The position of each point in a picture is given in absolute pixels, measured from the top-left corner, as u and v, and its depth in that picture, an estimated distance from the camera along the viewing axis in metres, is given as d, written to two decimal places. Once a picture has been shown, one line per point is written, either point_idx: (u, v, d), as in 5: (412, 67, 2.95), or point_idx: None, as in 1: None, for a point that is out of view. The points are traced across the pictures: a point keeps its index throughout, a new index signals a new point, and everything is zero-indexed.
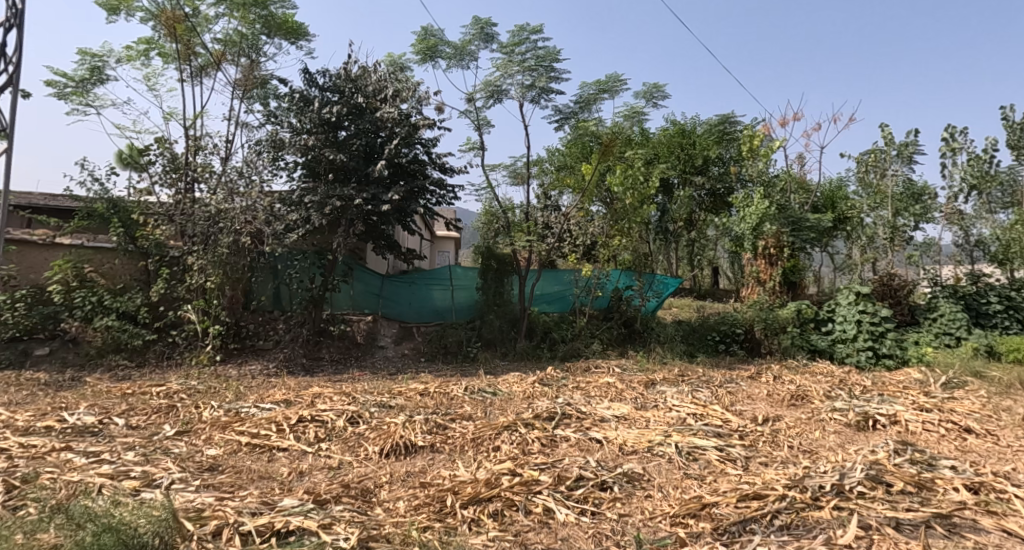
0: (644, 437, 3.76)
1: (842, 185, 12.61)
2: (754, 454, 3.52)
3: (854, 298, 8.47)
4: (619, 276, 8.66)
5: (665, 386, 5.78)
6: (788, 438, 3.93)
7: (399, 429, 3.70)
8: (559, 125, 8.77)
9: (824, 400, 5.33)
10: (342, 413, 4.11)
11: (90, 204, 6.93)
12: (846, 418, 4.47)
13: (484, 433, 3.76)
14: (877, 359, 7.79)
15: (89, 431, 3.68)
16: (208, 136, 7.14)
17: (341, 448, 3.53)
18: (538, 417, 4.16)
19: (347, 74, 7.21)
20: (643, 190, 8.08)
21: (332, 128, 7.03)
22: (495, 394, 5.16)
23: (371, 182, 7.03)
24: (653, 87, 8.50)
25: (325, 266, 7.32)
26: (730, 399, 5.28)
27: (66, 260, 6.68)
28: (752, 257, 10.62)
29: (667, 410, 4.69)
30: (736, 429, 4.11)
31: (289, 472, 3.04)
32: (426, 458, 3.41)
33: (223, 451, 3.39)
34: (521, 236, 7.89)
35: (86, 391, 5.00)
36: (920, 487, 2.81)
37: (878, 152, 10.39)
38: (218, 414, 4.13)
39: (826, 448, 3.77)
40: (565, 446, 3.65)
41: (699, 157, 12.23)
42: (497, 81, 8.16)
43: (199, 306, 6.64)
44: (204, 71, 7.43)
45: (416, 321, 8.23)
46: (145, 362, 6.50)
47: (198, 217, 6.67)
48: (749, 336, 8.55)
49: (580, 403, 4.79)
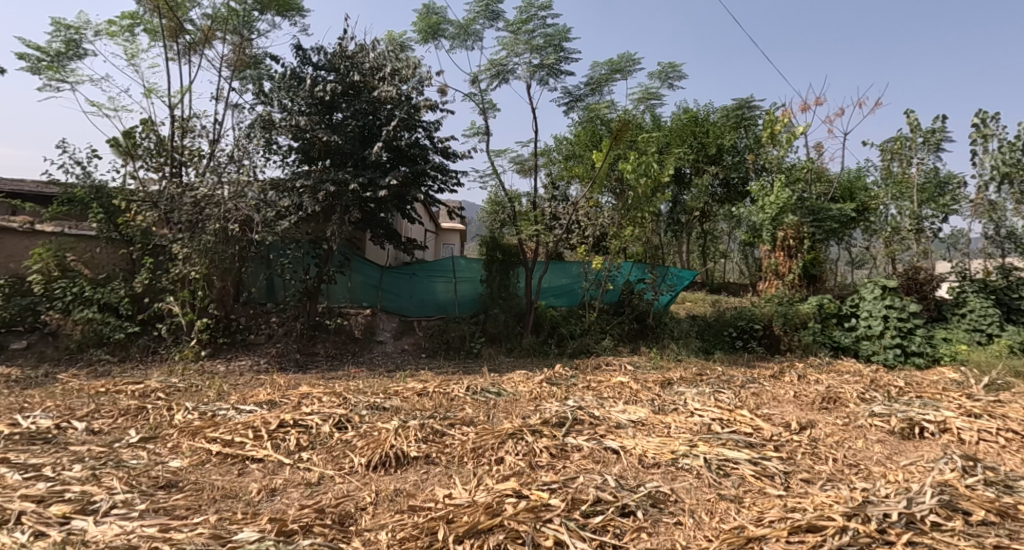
0: (667, 447, 3.33)
1: (862, 174, 12.07)
2: (795, 470, 3.08)
3: (880, 292, 7.93)
4: (631, 268, 8.29)
5: (684, 386, 5.34)
6: (827, 449, 3.48)
7: (390, 437, 3.28)
8: (569, 109, 8.27)
9: (859, 403, 4.87)
10: (329, 417, 3.69)
11: (71, 188, 6.53)
12: (889, 425, 4.04)
13: (485, 441, 3.33)
14: (905, 358, 7.30)
15: (41, 437, 3.29)
16: (196, 117, 6.70)
17: (324, 459, 3.11)
18: (547, 424, 3.71)
19: (342, 51, 6.75)
20: (657, 176, 7.58)
21: (326, 108, 6.59)
22: (500, 394, 4.73)
23: (368, 166, 6.60)
24: (669, 66, 7.97)
25: (320, 256, 6.88)
26: (756, 402, 4.85)
27: (45, 248, 6.29)
28: (770, 249, 10.14)
29: (689, 415, 4.25)
30: (768, 438, 3.65)
31: (259, 490, 2.62)
32: (420, 472, 2.98)
33: (187, 463, 2.97)
34: (528, 226, 7.44)
35: (55, 389, 4.62)
36: (1004, 517, 2.35)
37: (903, 139, 9.91)
38: (191, 417, 3.71)
39: (873, 462, 3.31)
40: (577, 457, 3.22)
41: (713, 146, 11.69)
42: (502, 60, 7.70)
43: (184, 298, 6.24)
44: (193, 49, 6.97)
45: (417, 315, 7.78)
46: (128, 357, 6.12)
47: (184, 203, 6.23)
48: (767, 332, 8.05)
49: (593, 405, 4.34)
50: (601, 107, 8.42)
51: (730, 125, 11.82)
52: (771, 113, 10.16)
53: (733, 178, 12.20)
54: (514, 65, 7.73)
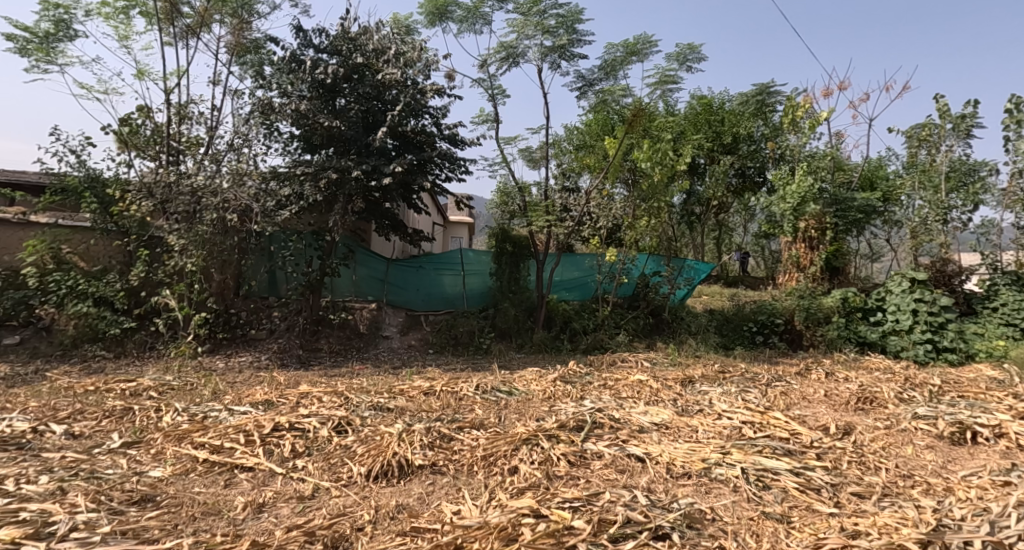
0: (697, 455, 3.01)
1: (884, 163, 11.64)
2: (843, 482, 2.76)
3: (908, 285, 7.54)
4: (646, 261, 7.92)
5: (707, 385, 4.99)
6: (876, 458, 3.13)
7: (393, 443, 2.98)
8: (581, 94, 7.91)
9: (898, 404, 4.52)
10: (328, 420, 3.40)
11: (64, 177, 6.27)
12: (937, 430, 3.70)
13: (496, 448, 3.03)
14: (937, 354, 6.92)
15: (14, 442, 3.03)
16: (194, 103, 6.41)
17: (321, 468, 2.82)
18: (564, 428, 3.39)
19: (344, 33, 6.44)
20: (673, 165, 7.25)
21: (328, 93, 6.29)
22: (511, 394, 4.43)
23: (372, 153, 6.32)
24: (687, 48, 7.59)
25: (323, 248, 6.59)
26: (786, 402, 4.52)
27: (40, 240, 6.09)
28: (790, 240, 9.74)
29: (717, 417, 3.91)
30: (808, 445, 3.31)
31: (244, 506, 2.35)
32: (425, 484, 2.70)
33: (170, 472, 2.70)
34: (539, 216, 7.10)
35: (42, 387, 4.37)
36: None
37: (931, 125, 9.37)
38: (179, 420, 3.43)
39: (928, 473, 2.97)
40: (599, 467, 2.92)
41: (730, 134, 11.26)
42: (512, 42, 7.35)
43: (180, 291, 5.94)
44: (190, 32, 6.68)
45: (424, 309, 7.48)
46: (124, 353, 5.88)
47: (180, 193, 5.95)
48: (789, 327, 7.69)
49: (612, 406, 4.01)
50: (616, 92, 8.04)
51: (749, 113, 11.38)
52: (792, 99, 9.71)
53: (749, 167, 11.78)
54: (524, 48, 7.38)
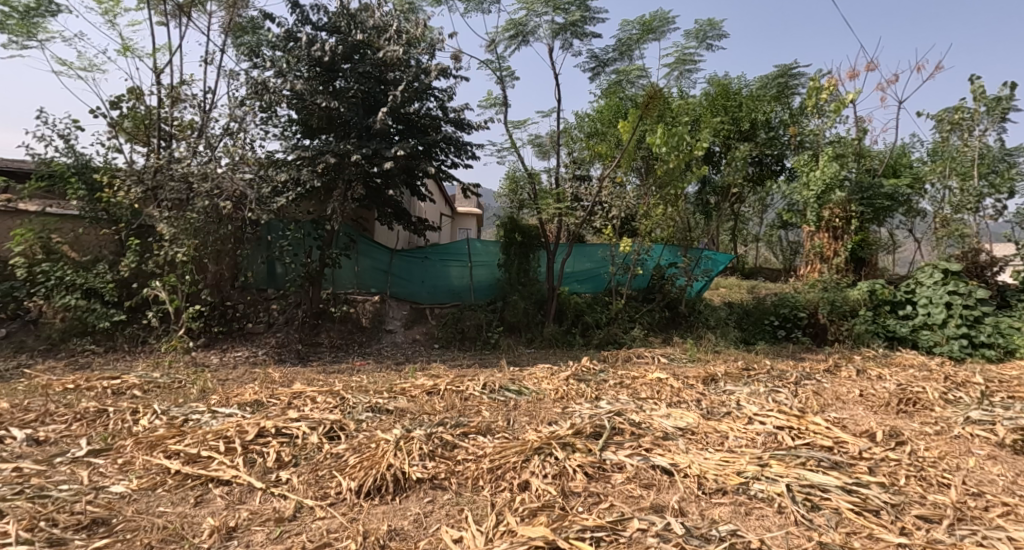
0: (731, 467, 2.64)
1: (908, 150, 11.12)
2: (905, 502, 2.39)
3: (941, 277, 7.05)
4: (661, 252, 7.57)
5: (732, 384, 4.60)
6: (937, 472, 2.74)
7: (388, 453, 2.63)
8: (594, 75, 7.50)
9: (945, 407, 4.11)
10: (320, 424, 3.06)
11: (52, 162, 5.96)
12: (997, 437, 3.30)
13: (504, 459, 2.67)
14: (973, 350, 6.48)
15: None
16: (185, 83, 6.07)
17: (307, 481, 2.49)
18: (579, 434, 3.03)
19: (344, 9, 6.06)
20: (690, 150, 6.74)
21: (327, 73, 5.92)
22: (521, 394, 4.09)
23: (373, 137, 5.96)
24: (707, 24, 7.14)
25: (323, 238, 6.27)
26: (820, 404, 4.13)
27: (27, 229, 5.75)
28: (814, 230, 9.35)
29: (748, 422, 3.52)
30: (857, 456, 2.93)
31: (212, 532, 2.11)
32: (423, 502, 2.37)
33: (135, 486, 2.40)
34: (550, 205, 6.70)
35: (19, 385, 4.09)
36: None
37: (964, 109, 8.84)
38: (156, 424, 3.12)
39: (999, 490, 2.61)
40: (621, 481, 2.57)
41: (748, 120, 10.80)
42: (522, 19, 6.93)
43: (171, 283, 5.62)
44: (182, 11, 6.35)
45: (430, 302, 7.12)
46: (114, 347, 5.61)
47: (171, 179, 5.63)
48: (813, 321, 7.29)
49: (632, 409, 3.65)
50: (631, 73, 7.62)
51: (769, 96, 10.92)
52: (816, 81, 9.18)
53: (767, 155, 11.33)
54: (535, 25, 6.97)
